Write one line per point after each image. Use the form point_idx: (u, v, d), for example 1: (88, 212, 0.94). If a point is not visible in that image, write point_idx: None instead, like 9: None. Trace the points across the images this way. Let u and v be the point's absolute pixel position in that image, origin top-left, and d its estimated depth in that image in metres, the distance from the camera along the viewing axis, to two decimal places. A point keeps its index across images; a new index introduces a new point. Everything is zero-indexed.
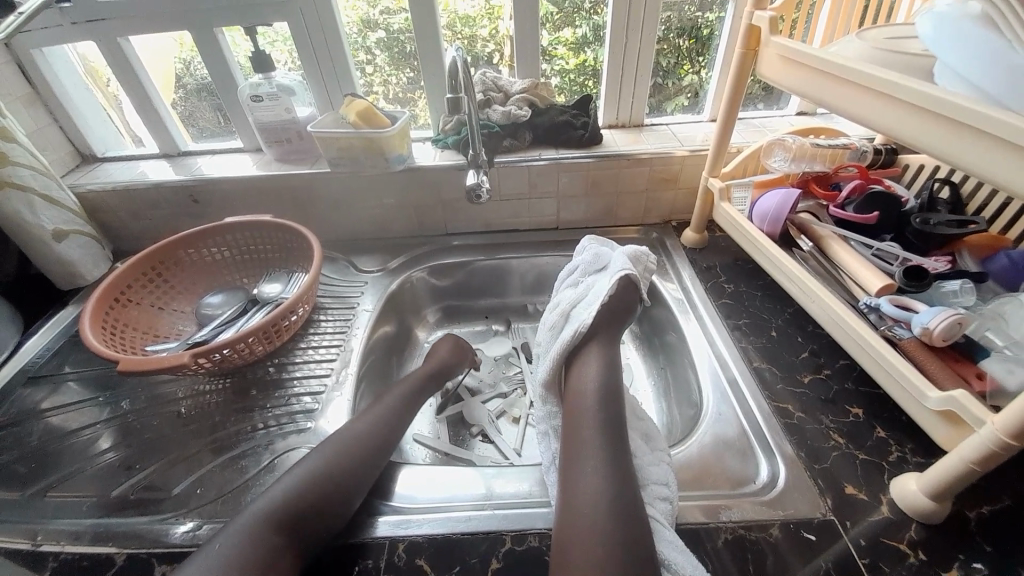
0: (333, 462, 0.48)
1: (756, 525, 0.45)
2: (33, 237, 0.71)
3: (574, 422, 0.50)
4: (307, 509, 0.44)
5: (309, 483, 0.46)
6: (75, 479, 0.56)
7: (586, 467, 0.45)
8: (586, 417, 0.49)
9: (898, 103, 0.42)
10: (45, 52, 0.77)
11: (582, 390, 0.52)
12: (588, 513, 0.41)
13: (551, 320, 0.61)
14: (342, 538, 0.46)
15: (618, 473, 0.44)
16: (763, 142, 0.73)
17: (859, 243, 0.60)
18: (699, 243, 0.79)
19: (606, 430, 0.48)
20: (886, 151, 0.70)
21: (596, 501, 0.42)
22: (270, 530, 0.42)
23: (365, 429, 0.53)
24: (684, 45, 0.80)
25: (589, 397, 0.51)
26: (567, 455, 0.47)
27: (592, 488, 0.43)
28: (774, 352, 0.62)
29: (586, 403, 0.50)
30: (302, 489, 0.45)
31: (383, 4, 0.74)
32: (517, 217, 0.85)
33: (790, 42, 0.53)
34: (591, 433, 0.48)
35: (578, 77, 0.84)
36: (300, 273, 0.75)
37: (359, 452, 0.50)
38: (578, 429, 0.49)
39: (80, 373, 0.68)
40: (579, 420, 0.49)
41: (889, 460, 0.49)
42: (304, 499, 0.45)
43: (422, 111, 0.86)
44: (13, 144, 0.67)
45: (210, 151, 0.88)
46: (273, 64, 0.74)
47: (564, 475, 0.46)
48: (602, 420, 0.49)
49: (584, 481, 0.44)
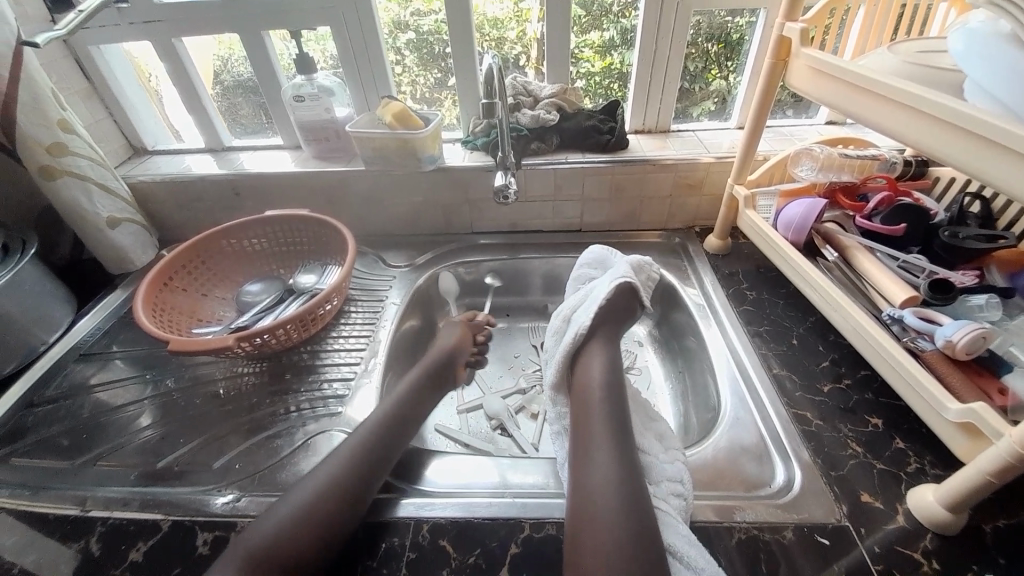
0: (367, 444, 0.51)
1: (769, 526, 0.46)
2: (89, 224, 0.76)
3: (582, 416, 0.52)
4: (349, 491, 0.46)
5: (346, 463, 0.48)
6: (121, 451, 0.60)
7: (596, 458, 0.47)
8: (592, 411, 0.51)
9: (929, 118, 0.42)
10: (101, 49, 0.81)
11: (589, 387, 0.54)
12: (600, 504, 0.43)
13: (554, 325, 0.64)
14: (375, 517, 0.49)
15: (625, 466, 0.46)
16: (790, 151, 0.73)
17: (885, 254, 0.60)
18: (722, 250, 0.79)
19: (614, 426, 0.50)
20: (917, 163, 0.70)
21: (604, 490, 0.44)
22: (313, 507, 0.44)
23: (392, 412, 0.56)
24: (714, 50, 0.81)
25: (595, 391, 0.53)
26: (577, 448, 0.49)
27: (602, 478, 0.45)
28: (794, 360, 0.62)
29: (595, 398, 0.52)
30: (341, 469, 0.48)
31: (416, 7, 0.78)
32: (541, 218, 0.87)
33: (821, 54, 0.53)
34: (598, 426, 0.50)
35: (603, 80, 0.87)
36: (333, 266, 0.78)
37: (388, 436, 0.53)
38: (585, 423, 0.51)
39: (127, 353, 0.73)
40: (587, 415, 0.51)
41: (907, 471, 0.50)
42: (345, 480, 0.47)
43: (449, 110, 0.90)
44: (73, 136, 0.72)
45: (250, 147, 0.92)
46: (314, 66, 0.77)
47: (575, 466, 0.47)
48: (607, 416, 0.51)
49: (592, 473, 0.46)
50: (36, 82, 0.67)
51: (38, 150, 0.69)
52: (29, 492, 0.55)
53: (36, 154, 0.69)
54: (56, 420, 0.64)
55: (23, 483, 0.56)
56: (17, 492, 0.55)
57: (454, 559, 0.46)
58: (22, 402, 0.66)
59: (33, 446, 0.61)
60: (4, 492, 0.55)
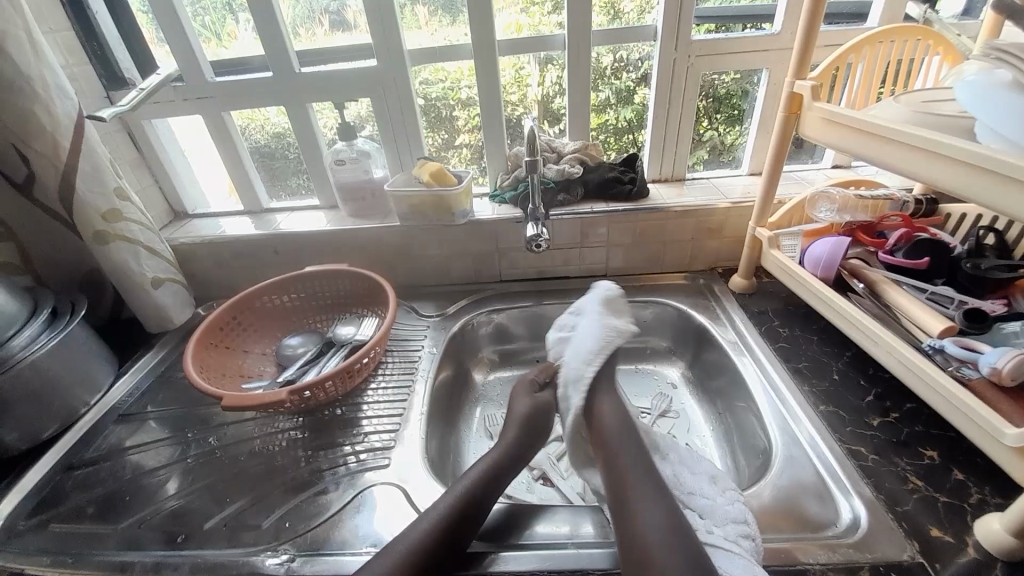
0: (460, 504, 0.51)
1: (845, 567, 0.45)
2: (135, 285, 0.79)
3: (611, 458, 0.56)
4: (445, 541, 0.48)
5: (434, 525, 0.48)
6: (154, 519, 0.58)
7: (643, 501, 0.49)
8: (625, 459, 0.55)
9: (941, 158, 0.46)
10: (153, 122, 0.87)
11: (606, 429, 0.60)
12: (648, 541, 0.45)
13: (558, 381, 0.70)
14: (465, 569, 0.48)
15: (655, 495, 0.50)
16: (806, 194, 0.76)
17: (912, 287, 0.62)
18: (746, 289, 0.82)
19: (648, 473, 0.53)
20: (927, 202, 0.74)
21: (648, 523, 0.47)
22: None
23: (486, 479, 0.55)
24: (702, 104, 0.88)
25: (616, 438, 0.58)
26: (618, 496, 0.51)
27: (650, 520, 0.47)
28: (838, 395, 0.63)
29: (615, 443, 0.58)
30: (427, 531, 0.48)
31: (424, 76, 0.86)
32: (568, 265, 0.90)
33: (831, 106, 0.59)
34: (635, 474, 0.53)
35: (600, 135, 0.93)
36: (370, 318, 0.80)
37: (476, 497, 0.52)
38: (620, 469, 0.54)
39: (161, 413, 0.73)
40: (622, 465, 0.55)
41: (971, 502, 0.49)
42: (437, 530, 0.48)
43: (454, 166, 0.96)
44: (128, 202, 0.76)
45: (287, 208, 0.97)
46: (355, 132, 0.84)
47: (617, 507, 0.50)
48: (632, 454, 0.56)
49: (643, 515, 0.48)
50: (96, 153, 0.71)
51: (94, 216, 0.72)
52: (70, 560, 0.54)
53: (92, 221, 0.72)
54: (95, 484, 0.63)
55: (64, 551, 0.55)
56: (58, 561, 0.54)
57: None
58: (61, 465, 0.65)
59: (70, 512, 0.59)
60: (45, 561, 0.54)
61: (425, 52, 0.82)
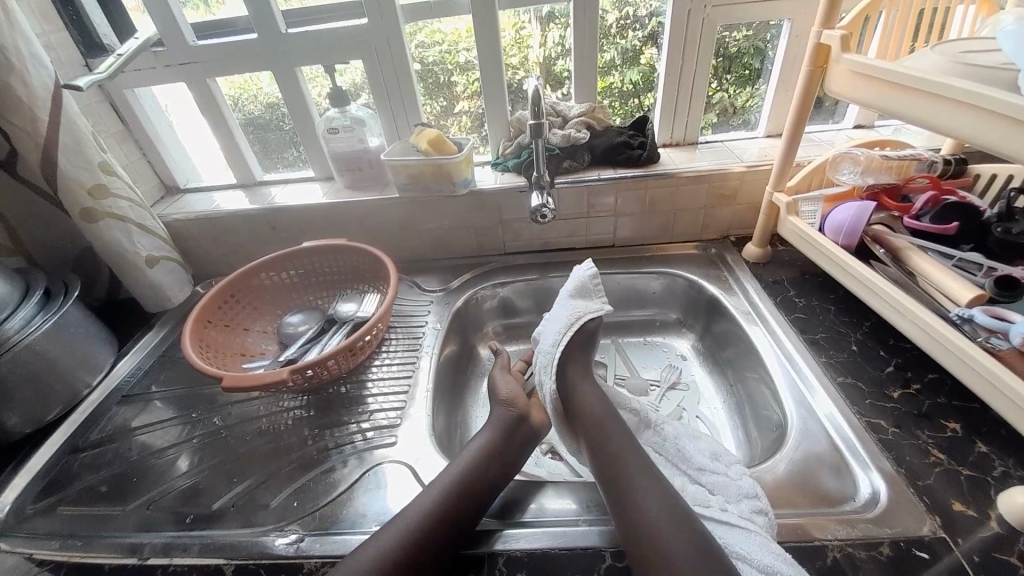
0: (454, 484, 0.51)
1: (863, 543, 0.44)
2: (129, 264, 0.76)
3: (598, 441, 0.55)
4: (450, 516, 0.48)
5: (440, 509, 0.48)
6: (164, 499, 0.58)
7: (641, 481, 0.48)
8: (619, 440, 0.54)
9: (983, 113, 0.42)
10: (136, 91, 0.83)
11: (586, 410, 0.59)
12: (647, 521, 0.44)
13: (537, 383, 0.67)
14: (472, 547, 0.48)
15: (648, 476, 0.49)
16: (829, 155, 0.72)
17: (938, 253, 0.59)
18: (761, 258, 0.79)
19: (632, 454, 0.52)
20: (956, 161, 0.69)
21: (646, 501, 0.46)
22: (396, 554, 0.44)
23: (490, 458, 0.55)
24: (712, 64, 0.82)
25: (596, 421, 0.57)
26: (609, 481, 0.50)
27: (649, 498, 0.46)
28: (857, 366, 0.61)
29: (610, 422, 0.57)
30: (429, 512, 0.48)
31: (419, 39, 0.81)
32: (574, 236, 0.87)
33: (862, 58, 0.54)
34: (621, 456, 0.52)
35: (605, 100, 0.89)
36: (372, 293, 0.78)
37: (477, 477, 0.52)
38: (608, 454, 0.53)
39: (166, 393, 0.72)
40: (616, 443, 0.54)
41: (994, 475, 0.48)
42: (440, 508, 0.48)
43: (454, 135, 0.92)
44: (115, 178, 0.73)
45: (282, 181, 0.93)
46: (348, 99, 0.79)
47: (611, 492, 0.49)
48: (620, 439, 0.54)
49: (640, 496, 0.47)
50: (77, 125, 0.68)
51: (80, 193, 0.69)
52: (79, 542, 0.53)
53: (79, 197, 0.69)
54: (102, 465, 0.62)
55: (74, 534, 0.55)
56: (67, 543, 0.54)
57: None
58: (66, 447, 0.64)
59: (79, 494, 0.59)
60: (54, 544, 0.53)
61: (420, 8, 0.77)
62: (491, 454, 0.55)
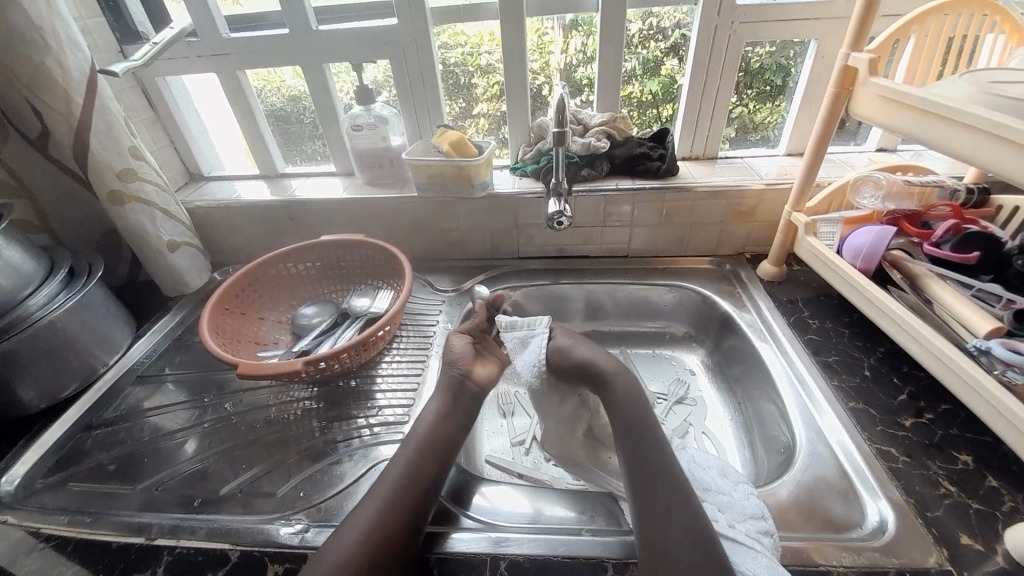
0: (405, 476, 0.51)
1: (868, 570, 0.44)
2: (151, 247, 0.78)
3: (638, 445, 0.54)
4: (409, 509, 0.48)
5: (392, 506, 0.48)
6: (172, 481, 0.59)
7: (670, 504, 0.47)
8: (665, 458, 0.52)
9: (1009, 145, 0.42)
10: (168, 79, 0.85)
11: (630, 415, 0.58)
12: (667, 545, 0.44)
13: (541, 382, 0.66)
14: (432, 551, 0.48)
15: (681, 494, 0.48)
16: (850, 178, 0.72)
17: (957, 283, 0.59)
18: (776, 277, 0.79)
19: (669, 476, 0.50)
20: (979, 191, 0.68)
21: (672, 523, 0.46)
22: (354, 557, 0.44)
23: (440, 447, 0.55)
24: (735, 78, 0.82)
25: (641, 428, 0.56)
26: (640, 493, 0.49)
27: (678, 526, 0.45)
28: (868, 392, 0.60)
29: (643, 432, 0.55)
30: (385, 512, 0.47)
31: (443, 40, 0.82)
32: (589, 244, 0.87)
33: (889, 82, 0.54)
34: (658, 470, 0.51)
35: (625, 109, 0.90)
36: (386, 290, 0.79)
37: (426, 467, 0.52)
38: (645, 466, 0.52)
39: (179, 376, 0.73)
40: (650, 458, 0.52)
41: (1004, 510, 0.47)
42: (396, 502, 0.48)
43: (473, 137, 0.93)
44: (143, 163, 0.74)
45: (303, 174, 0.94)
46: (373, 97, 0.81)
47: (641, 504, 0.48)
48: (661, 451, 0.53)
49: (672, 513, 0.47)
50: (109, 110, 0.69)
51: (108, 175, 0.71)
52: (88, 518, 0.54)
53: (106, 179, 0.71)
54: (114, 444, 0.64)
55: (83, 510, 0.56)
56: (76, 519, 0.55)
57: None
58: (80, 424, 0.66)
59: (90, 471, 0.61)
60: (63, 520, 0.54)
61: (448, 11, 0.78)
62: (437, 446, 0.55)
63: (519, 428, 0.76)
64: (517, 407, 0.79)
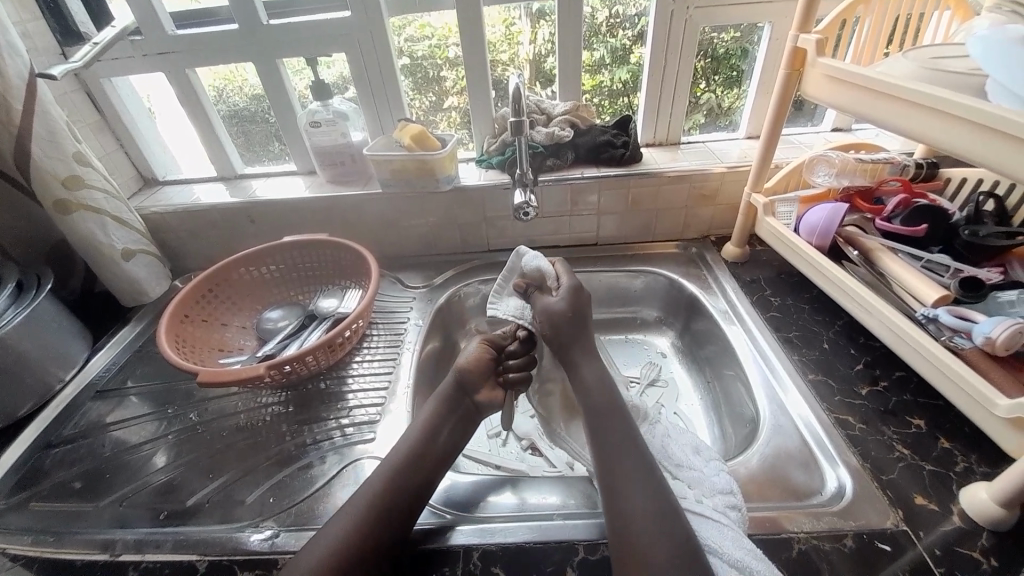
0: (401, 466, 0.51)
1: (828, 535, 0.45)
2: (104, 257, 0.75)
3: (602, 419, 0.55)
4: (402, 500, 0.49)
5: (383, 498, 0.48)
6: (137, 495, 0.57)
7: (628, 481, 0.47)
8: (630, 432, 0.53)
9: (951, 118, 0.43)
10: (113, 81, 0.81)
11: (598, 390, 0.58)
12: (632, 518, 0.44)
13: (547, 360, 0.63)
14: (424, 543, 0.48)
15: (645, 467, 0.49)
16: (805, 157, 0.74)
17: (907, 255, 0.61)
18: (739, 257, 0.80)
19: (634, 445, 0.51)
20: (928, 165, 0.71)
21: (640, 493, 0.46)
22: (341, 544, 0.44)
23: (434, 435, 0.55)
24: (699, 64, 0.83)
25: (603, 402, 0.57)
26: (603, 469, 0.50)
27: (639, 501, 0.45)
28: (828, 364, 0.62)
29: (600, 419, 0.55)
30: (380, 505, 0.47)
31: (409, 33, 0.81)
32: (558, 234, 0.87)
33: (836, 62, 0.55)
34: (624, 444, 0.51)
35: (595, 98, 0.90)
36: (353, 290, 0.78)
37: (422, 457, 0.53)
38: (608, 441, 0.52)
39: (142, 388, 0.71)
40: (607, 437, 0.53)
41: (956, 470, 0.49)
42: (392, 490, 0.49)
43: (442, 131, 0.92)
44: (90, 169, 0.71)
45: (264, 174, 0.92)
46: (331, 92, 0.79)
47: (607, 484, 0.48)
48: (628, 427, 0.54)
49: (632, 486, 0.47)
50: (52, 115, 0.66)
51: (54, 184, 0.68)
52: (51, 537, 0.53)
53: (52, 188, 0.68)
54: (76, 461, 0.61)
55: (46, 529, 0.54)
56: (39, 539, 0.53)
57: None
58: (39, 443, 0.63)
59: (52, 489, 0.58)
60: (26, 540, 0.53)
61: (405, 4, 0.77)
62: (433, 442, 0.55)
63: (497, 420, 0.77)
64: None
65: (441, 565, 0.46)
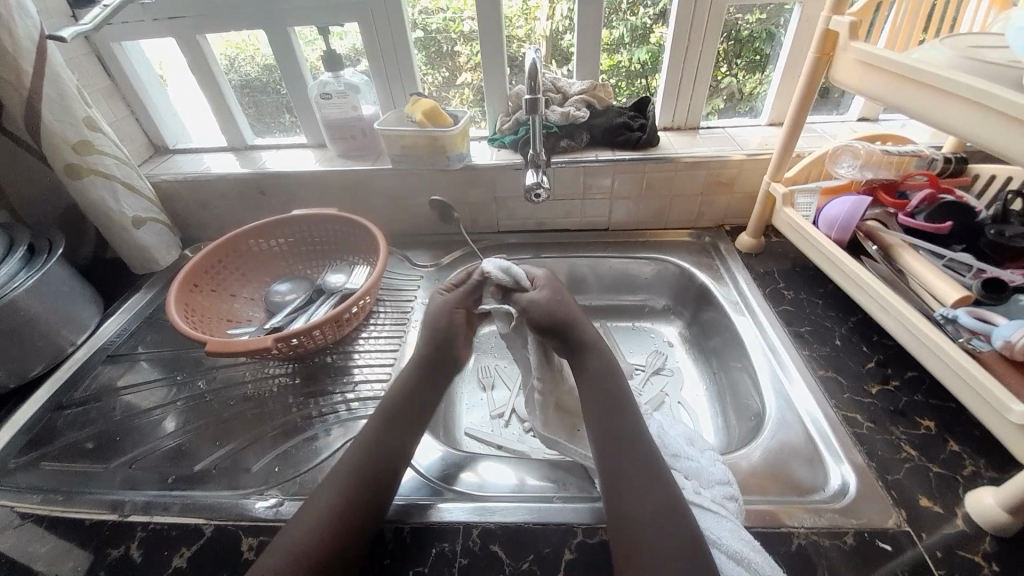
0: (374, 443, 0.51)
1: (829, 532, 0.45)
2: (115, 224, 0.75)
3: (608, 406, 0.54)
4: (379, 482, 0.48)
5: (358, 469, 0.48)
6: (147, 459, 0.58)
7: (643, 479, 0.46)
8: (632, 424, 0.52)
9: (991, 113, 0.41)
10: (123, 45, 0.80)
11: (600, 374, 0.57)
12: (640, 515, 0.43)
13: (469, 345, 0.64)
14: (409, 522, 0.48)
15: (654, 467, 0.47)
16: (830, 147, 0.70)
17: (929, 252, 0.59)
18: (754, 248, 0.79)
19: (636, 442, 0.50)
20: (957, 160, 0.68)
21: (658, 488, 0.45)
22: (319, 524, 0.43)
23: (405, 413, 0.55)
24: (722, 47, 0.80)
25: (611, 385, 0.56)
26: (609, 462, 0.48)
27: (644, 501, 0.44)
28: (838, 360, 0.61)
29: (597, 409, 0.54)
30: (342, 491, 0.46)
31: (423, 5, 0.78)
32: (569, 218, 0.86)
33: (869, 47, 0.52)
34: (635, 441, 0.50)
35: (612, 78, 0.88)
36: (361, 266, 0.78)
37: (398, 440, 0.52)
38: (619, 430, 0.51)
39: (152, 354, 0.72)
40: (615, 431, 0.51)
41: (964, 474, 0.49)
42: (367, 470, 0.48)
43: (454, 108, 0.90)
44: (100, 134, 0.71)
45: (274, 146, 0.91)
46: (342, 63, 0.77)
47: (612, 480, 0.47)
48: (626, 412, 0.53)
49: (632, 484, 0.46)
50: (62, 79, 0.65)
51: (65, 148, 0.67)
52: (61, 497, 0.54)
53: (63, 153, 0.67)
54: (86, 423, 0.63)
55: (57, 488, 0.55)
56: (49, 498, 0.54)
57: (507, 565, 0.45)
58: (51, 404, 0.64)
59: (63, 450, 0.60)
60: (37, 498, 0.54)
61: None
62: (392, 408, 0.55)
63: (500, 402, 0.77)
64: (498, 381, 0.80)
65: (438, 541, 0.47)
